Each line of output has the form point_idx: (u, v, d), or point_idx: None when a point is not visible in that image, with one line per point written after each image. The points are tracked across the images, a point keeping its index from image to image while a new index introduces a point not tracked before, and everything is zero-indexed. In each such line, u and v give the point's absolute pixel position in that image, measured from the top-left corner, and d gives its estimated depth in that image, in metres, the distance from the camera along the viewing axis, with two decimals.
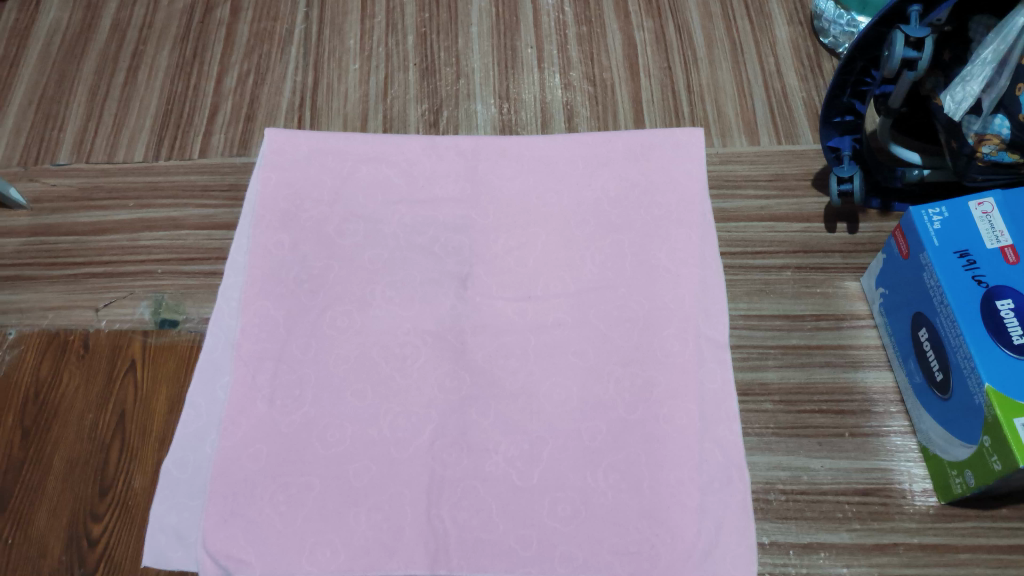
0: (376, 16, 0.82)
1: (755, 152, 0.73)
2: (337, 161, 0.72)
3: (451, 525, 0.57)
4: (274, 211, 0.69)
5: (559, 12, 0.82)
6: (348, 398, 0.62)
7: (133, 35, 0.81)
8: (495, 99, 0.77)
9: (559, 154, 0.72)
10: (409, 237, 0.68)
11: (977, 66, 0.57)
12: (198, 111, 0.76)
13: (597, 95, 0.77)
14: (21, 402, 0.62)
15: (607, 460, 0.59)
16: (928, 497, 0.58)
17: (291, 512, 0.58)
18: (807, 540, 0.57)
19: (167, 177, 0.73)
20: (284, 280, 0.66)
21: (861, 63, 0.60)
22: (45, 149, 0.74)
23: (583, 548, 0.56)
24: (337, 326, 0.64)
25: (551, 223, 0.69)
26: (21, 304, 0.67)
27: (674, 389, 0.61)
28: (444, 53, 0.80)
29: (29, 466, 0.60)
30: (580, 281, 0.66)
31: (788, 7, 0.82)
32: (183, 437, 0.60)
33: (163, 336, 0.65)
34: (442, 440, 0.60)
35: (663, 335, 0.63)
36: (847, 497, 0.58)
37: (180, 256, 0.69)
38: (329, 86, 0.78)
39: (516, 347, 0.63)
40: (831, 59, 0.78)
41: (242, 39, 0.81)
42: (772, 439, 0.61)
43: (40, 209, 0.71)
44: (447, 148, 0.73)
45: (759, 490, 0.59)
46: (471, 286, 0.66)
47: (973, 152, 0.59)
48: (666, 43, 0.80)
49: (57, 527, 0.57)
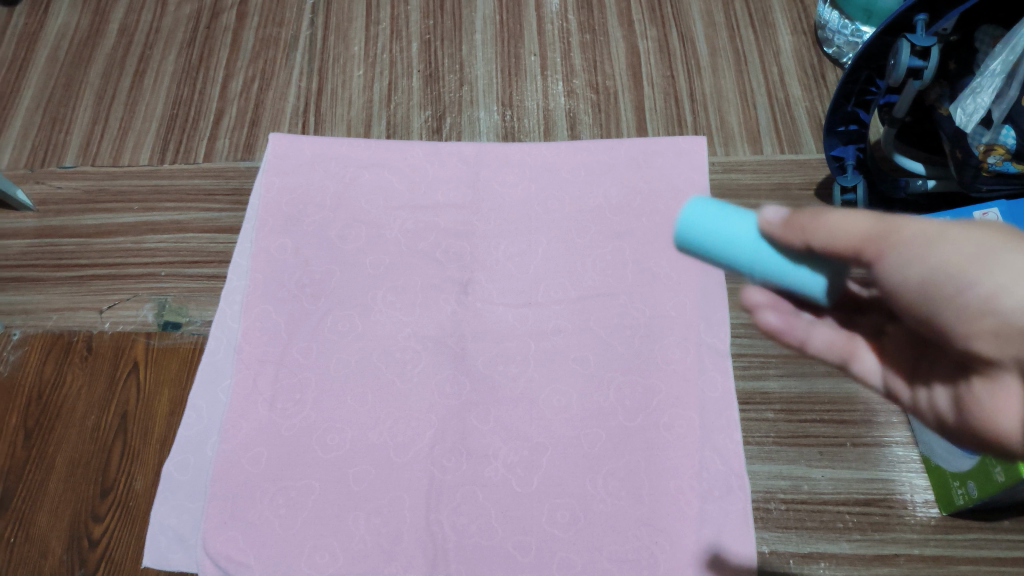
0: (381, 23, 0.83)
1: (757, 161, 0.73)
2: (340, 166, 0.72)
3: (450, 530, 0.57)
4: (278, 216, 0.69)
5: (563, 20, 0.83)
6: (348, 402, 0.62)
7: (140, 39, 0.82)
8: (498, 106, 0.77)
9: (562, 161, 0.72)
10: (411, 243, 0.69)
11: (987, 78, 0.57)
12: (204, 115, 0.77)
13: (600, 103, 0.77)
14: (24, 403, 0.63)
15: (607, 467, 0.59)
16: (929, 508, 0.57)
17: (291, 515, 0.58)
18: (807, 550, 0.56)
19: (172, 180, 0.73)
20: (287, 284, 0.66)
21: (867, 71, 0.60)
22: (51, 151, 0.75)
23: (582, 555, 0.56)
24: (338, 331, 0.64)
25: (553, 229, 0.69)
26: (26, 305, 0.67)
27: (675, 397, 0.61)
28: (448, 60, 0.80)
29: (33, 465, 0.60)
30: (581, 288, 0.66)
31: (791, 17, 0.82)
32: (185, 440, 0.61)
33: (165, 339, 0.65)
34: (442, 445, 0.60)
35: (663, 343, 0.63)
36: (847, 507, 0.58)
37: (184, 259, 0.69)
38: (334, 92, 0.78)
39: (516, 353, 0.63)
40: (835, 68, 0.78)
41: (248, 45, 0.81)
42: (773, 448, 0.60)
43: (46, 211, 0.72)
44: (450, 155, 0.73)
45: (760, 499, 0.58)
46: (471, 291, 0.66)
47: (979, 163, 0.59)
48: (669, 51, 0.80)
49: (58, 527, 0.58)
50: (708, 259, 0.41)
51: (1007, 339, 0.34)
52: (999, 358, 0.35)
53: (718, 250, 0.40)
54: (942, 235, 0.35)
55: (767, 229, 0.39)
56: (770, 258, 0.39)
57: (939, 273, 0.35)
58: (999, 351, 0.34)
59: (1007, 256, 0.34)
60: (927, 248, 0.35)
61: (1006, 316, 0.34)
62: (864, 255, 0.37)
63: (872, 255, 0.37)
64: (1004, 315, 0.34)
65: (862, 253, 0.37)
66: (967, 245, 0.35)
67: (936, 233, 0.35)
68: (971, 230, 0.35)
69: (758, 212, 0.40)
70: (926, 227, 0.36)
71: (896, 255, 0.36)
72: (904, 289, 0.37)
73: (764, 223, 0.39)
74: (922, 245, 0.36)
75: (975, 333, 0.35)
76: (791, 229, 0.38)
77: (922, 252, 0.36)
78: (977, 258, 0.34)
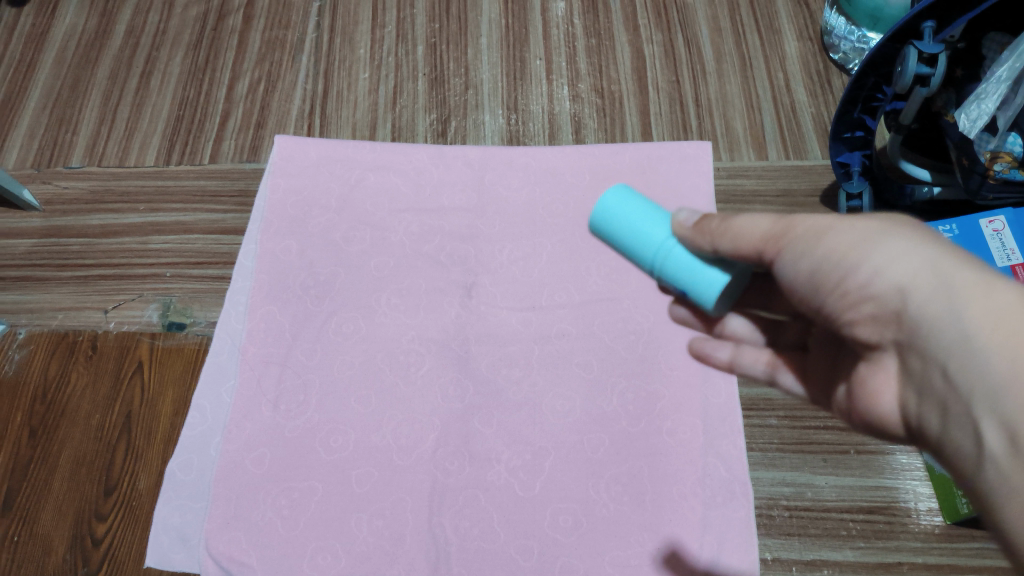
0: (387, 26, 0.83)
1: (763, 166, 0.73)
2: (345, 168, 0.72)
3: (453, 534, 0.57)
4: (283, 217, 0.70)
5: (569, 25, 0.83)
6: (352, 405, 0.62)
7: (147, 41, 0.82)
8: (504, 110, 0.77)
9: (567, 166, 0.72)
10: (416, 246, 0.69)
11: (993, 84, 0.57)
12: (210, 117, 0.77)
13: (606, 108, 0.77)
14: (29, 402, 0.63)
15: (610, 472, 0.59)
16: (933, 517, 0.57)
17: (294, 517, 0.58)
18: (810, 557, 0.56)
19: (178, 181, 0.73)
20: (291, 286, 0.66)
21: (872, 78, 0.59)
22: (58, 152, 0.75)
23: (584, 560, 0.56)
24: (343, 333, 0.65)
25: (557, 234, 0.69)
26: (32, 305, 0.67)
27: (678, 402, 0.61)
28: (453, 63, 0.80)
29: (37, 464, 0.60)
30: (585, 292, 0.66)
31: (798, 22, 0.81)
32: (189, 440, 0.61)
33: (170, 339, 0.65)
34: (445, 448, 0.60)
35: (666, 348, 0.63)
36: (851, 514, 0.57)
37: (189, 260, 0.69)
38: (339, 94, 0.78)
39: (519, 356, 0.64)
40: (841, 74, 0.78)
41: (254, 47, 0.82)
42: (776, 454, 0.60)
43: (52, 211, 0.72)
44: (455, 158, 0.73)
45: (763, 505, 0.58)
46: (475, 295, 0.66)
47: (985, 170, 0.59)
48: (675, 57, 0.80)
49: (62, 526, 0.58)
50: (622, 251, 0.44)
51: (885, 321, 0.37)
52: (880, 340, 0.38)
53: (630, 245, 0.43)
54: (830, 228, 0.39)
55: (676, 230, 0.42)
56: (676, 256, 0.42)
57: (826, 263, 0.39)
58: (879, 334, 0.38)
59: (883, 244, 0.37)
60: (817, 242, 0.39)
61: (883, 299, 0.37)
62: (765, 253, 0.41)
63: (772, 252, 0.40)
64: (880, 298, 0.37)
65: (763, 252, 0.41)
66: (850, 237, 0.38)
67: (823, 227, 0.39)
68: (855, 224, 0.38)
69: (673, 216, 0.43)
70: (816, 223, 0.39)
71: (791, 250, 0.40)
72: (799, 282, 0.40)
73: (675, 223, 0.42)
74: (812, 240, 0.39)
75: (857, 318, 0.38)
76: (699, 232, 0.41)
77: (812, 246, 0.39)
78: (857, 248, 0.38)
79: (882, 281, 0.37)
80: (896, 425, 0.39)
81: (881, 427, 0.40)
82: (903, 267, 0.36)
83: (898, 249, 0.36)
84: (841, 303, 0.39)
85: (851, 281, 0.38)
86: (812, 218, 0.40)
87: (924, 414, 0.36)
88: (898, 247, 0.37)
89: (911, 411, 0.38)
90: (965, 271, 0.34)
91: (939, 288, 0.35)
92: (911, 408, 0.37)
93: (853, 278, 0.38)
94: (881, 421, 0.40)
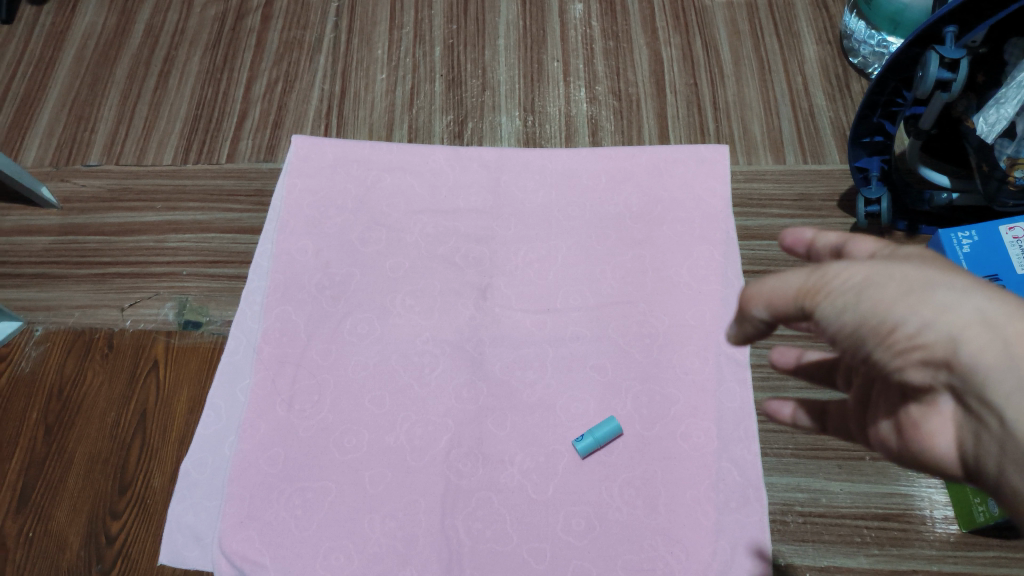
0: (405, 27, 0.83)
1: (780, 170, 0.72)
2: (362, 169, 0.73)
3: (465, 536, 0.57)
4: (299, 218, 0.70)
5: (587, 27, 0.82)
6: (366, 406, 0.62)
7: (165, 40, 0.83)
8: (520, 111, 0.77)
9: (583, 167, 0.72)
10: (431, 246, 0.69)
11: (1013, 88, 0.57)
12: (227, 117, 0.77)
13: (622, 110, 0.77)
14: (46, 398, 0.63)
15: (623, 476, 0.59)
16: (949, 525, 0.56)
17: (307, 517, 0.58)
18: (824, 563, 0.56)
19: (194, 180, 0.74)
20: (306, 285, 0.67)
21: (893, 83, 0.59)
22: (76, 150, 0.76)
23: (596, 564, 0.56)
24: (358, 333, 0.65)
25: (574, 236, 0.69)
26: (49, 302, 0.68)
27: (693, 406, 0.61)
28: (470, 64, 0.80)
29: (52, 460, 0.61)
30: (600, 295, 0.66)
31: (817, 25, 0.81)
32: (204, 439, 0.61)
33: (186, 338, 0.66)
34: (458, 450, 0.60)
35: (682, 352, 0.63)
36: (866, 521, 0.57)
37: (206, 258, 0.70)
38: (356, 95, 0.79)
39: (534, 359, 0.63)
40: (859, 79, 0.77)
41: (273, 47, 0.82)
42: (790, 460, 0.59)
43: (69, 209, 0.73)
44: (471, 159, 0.73)
45: (777, 511, 0.58)
46: (490, 296, 0.66)
47: (1005, 176, 0.59)
48: (693, 60, 0.79)
49: (77, 521, 0.58)
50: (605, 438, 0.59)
51: (935, 368, 0.32)
52: (932, 384, 0.33)
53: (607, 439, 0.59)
54: (871, 280, 0.34)
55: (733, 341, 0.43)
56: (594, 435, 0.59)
57: (871, 316, 0.34)
58: (930, 378, 0.33)
59: (928, 296, 0.33)
60: (858, 293, 0.34)
61: (932, 349, 0.32)
62: (802, 307, 0.37)
63: (809, 306, 0.36)
64: (930, 348, 0.32)
65: (801, 307, 0.36)
66: (895, 286, 0.33)
67: (861, 277, 0.34)
68: (899, 270, 0.34)
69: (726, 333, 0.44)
70: (853, 274, 0.35)
71: (828, 303, 0.35)
72: (840, 337, 0.36)
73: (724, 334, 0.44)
74: (851, 294, 0.34)
75: (904, 364, 0.33)
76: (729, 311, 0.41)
77: (852, 301, 0.34)
78: (902, 302, 0.33)
79: (932, 333, 0.32)
80: (952, 466, 0.35)
81: (938, 468, 0.35)
82: (954, 316, 0.32)
83: (946, 302, 0.32)
84: (886, 355, 0.34)
85: (896, 332, 0.33)
86: (847, 267, 0.35)
87: (983, 454, 0.32)
88: (945, 297, 0.32)
89: (970, 452, 0.33)
90: (1019, 323, 0.30)
91: (992, 335, 0.30)
92: (970, 448, 0.33)
93: (900, 330, 0.33)
94: (936, 460, 0.35)
